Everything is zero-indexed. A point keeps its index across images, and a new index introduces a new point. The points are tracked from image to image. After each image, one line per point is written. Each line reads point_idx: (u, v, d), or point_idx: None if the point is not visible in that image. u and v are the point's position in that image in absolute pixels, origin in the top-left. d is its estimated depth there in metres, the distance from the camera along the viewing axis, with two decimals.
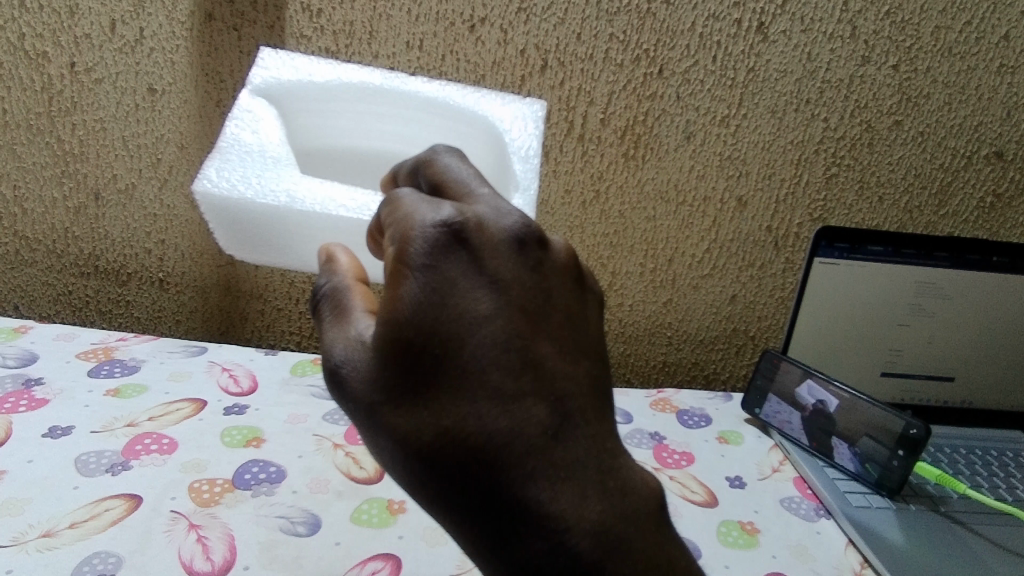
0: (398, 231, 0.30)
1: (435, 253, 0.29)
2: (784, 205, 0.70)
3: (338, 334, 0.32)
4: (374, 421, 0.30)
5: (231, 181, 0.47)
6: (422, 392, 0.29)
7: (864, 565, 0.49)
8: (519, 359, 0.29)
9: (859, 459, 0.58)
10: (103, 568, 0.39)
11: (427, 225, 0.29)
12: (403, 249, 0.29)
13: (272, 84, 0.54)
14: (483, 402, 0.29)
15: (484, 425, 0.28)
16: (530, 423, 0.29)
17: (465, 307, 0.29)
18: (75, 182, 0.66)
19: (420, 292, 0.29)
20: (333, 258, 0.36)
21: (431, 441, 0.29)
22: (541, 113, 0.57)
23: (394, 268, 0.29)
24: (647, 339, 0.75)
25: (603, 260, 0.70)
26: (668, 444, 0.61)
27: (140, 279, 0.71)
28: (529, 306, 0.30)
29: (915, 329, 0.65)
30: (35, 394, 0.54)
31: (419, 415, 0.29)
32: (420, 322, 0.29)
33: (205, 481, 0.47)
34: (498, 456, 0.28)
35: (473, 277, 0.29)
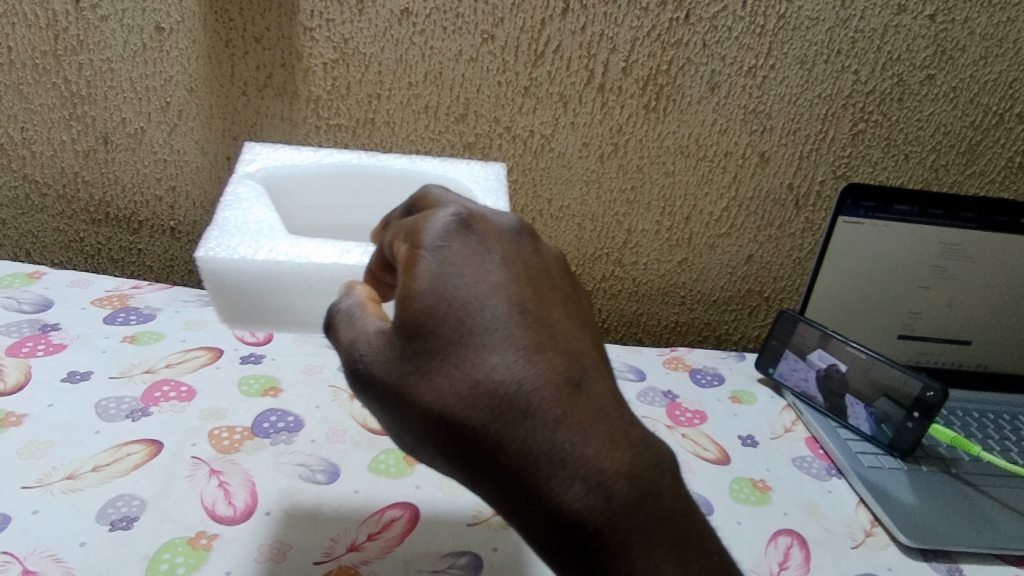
0: (409, 231, 0.32)
1: (446, 235, 0.31)
2: (807, 162, 0.67)
3: (354, 333, 0.31)
4: (402, 391, 0.29)
5: (230, 247, 0.43)
6: (448, 356, 0.29)
7: (875, 524, 0.50)
8: (536, 318, 0.30)
9: (875, 418, 0.57)
10: (127, 511, 0.40)
11: (437, 217, 0.32)
12: (417, 238, 0.31)
13: (262, 168, 0.55)
14: (506, 354, 0.29)
15: (512, 376, 0.29)
16: (553, 373, 0.29)
17: (480, 278, 0.30)
18: (83, 124, 0.66)
19: (437, 266, 0.30)
20: (349, 285, 0.34)
21: (459, 402, 0.28)
22: (502, 172, 0.60)
23: (409, 254, 0.31)
24: (659, 298, 0.74)
25: (619, 217, 0.69)
26: (681, 402, 0.61)
27: (152, 228, 0.71)
28: (535, 281, 0.32)
29: (936, 293, 0.64)
30: (52, 339, 0.55)
31: (448, 379, 0.29)
32: (439, 292, 0.29)
33: (225, 428, 0.48)
34: (530, 406, 0.28)
35: (482, 254, 0.31)
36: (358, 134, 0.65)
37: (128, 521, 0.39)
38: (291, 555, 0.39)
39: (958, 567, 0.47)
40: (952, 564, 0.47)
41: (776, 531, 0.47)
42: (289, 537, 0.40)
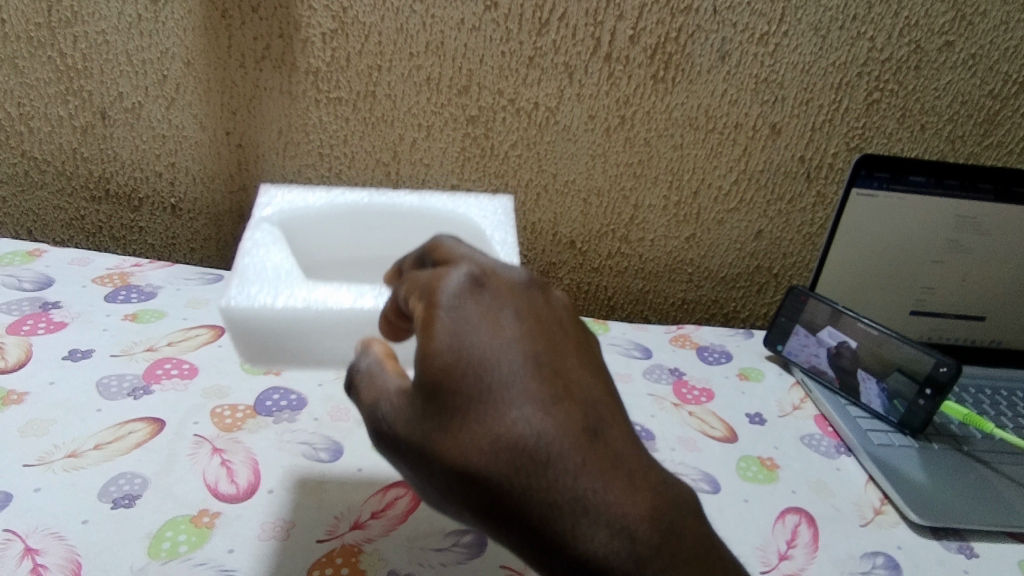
0: (422, 287, 0.31)
1: (461, 293, 0.30)
2: (819, 133, 0.66)
3: (377, 393, 0.31)
4: (424, 448, 0.28)
5: (252, 296, 0.43)
6: (469, 413, 0.28)
7: (884, 502, 0.49)
8: (551, 369, 0.29)
9: (886, 395, 0.56)
10: (129, 489, 0.39)
11: (450, 274, 0.31)
12: (432, 297, 0.30)
13: (278, 211, 0.54)
14: (525, 406, 0.28)
15: (530, 429, 0.27)
16: (567, 422, 0.28)
17: (496, 334, 0.29)
18: (80, 99, 0.65)
19: (453, 326, 0.29)
20: (366, 343, 0.34)
21: (482, 456, 0.27)
22: (511, 204, 0.58)
23: (424, 314, 0.30)
24: (666, 276, 0.73)
25: (625, 192, 0.68)
26: (688, 380, 0.60)
27: (153, 204, 0.71)
28: (551, 332, 0.31)
29: (950, 267, 0.63)
30: (53, 316, 0.55)
31: (470, 435, 0.27)
32: (456, 353, 0.28)
33: (227, 406, 0.47)
34: (550, 457, 0.27)
35: (498, 310, 0.30)
36: (358, 107, 0.64)
37: (130, 499, 0.39)
38: (294, 533, 0.38)
39: (969, 545, 0.46)
40: (962, 542, 0.47)
41: (784, 509, 0.47)
42: (292, 515, 0.40)
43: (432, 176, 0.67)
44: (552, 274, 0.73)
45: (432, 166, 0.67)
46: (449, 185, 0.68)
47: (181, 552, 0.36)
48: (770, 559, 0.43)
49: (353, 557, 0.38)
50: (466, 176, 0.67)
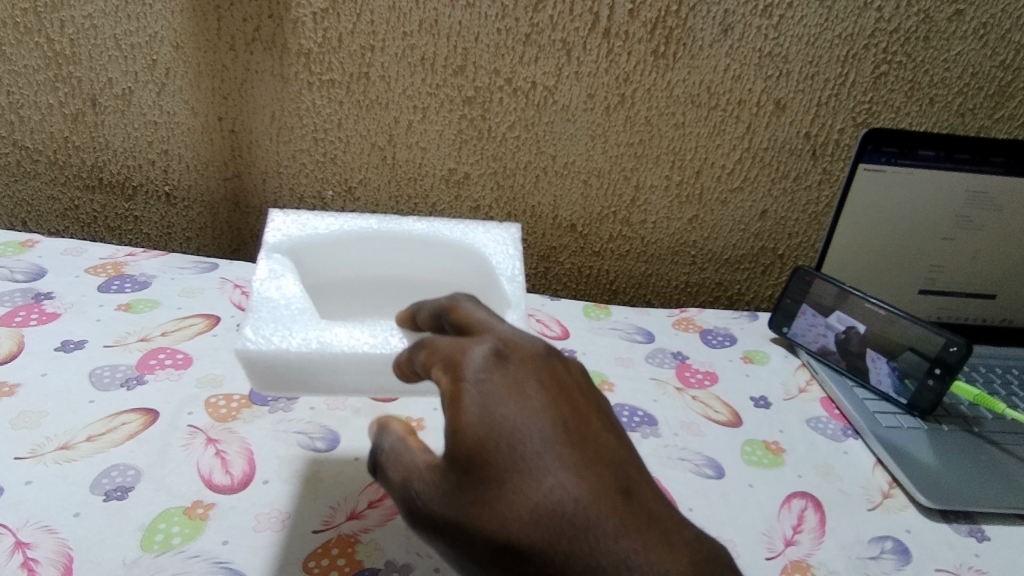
0: (444, 358, 0.30)
1: (487, 366, 0.29)
2: (825, 109, 0.64)
3: (405, 470, 0.30)
4: (462, 524, 0.27)
5: (269, 338, 0.38)
6: (505, 484, 0.26)
7: (893, 485, 0.48)
8: (580, 433, 0.28)
9: (898, 373, 0.55)
10: (122, 481, 0.39)
11: (474, 345, 0.30)
12: (458, 371, 0.29)
13: (285, 236, 0.47)
14: (561, 472, 0.27)
15: (568, 496, 0.26)
16: (604, 483, 0.27)
17: (526, 404, 0.28)
18: (70, 86, 0.64)
19: (483, 401, 0.28)
20: (385, 420, 0.32)
21: (523, 527, 0.26)
22: (518, 236, 0.50)
23: (450, 387, 0.29)
24: (669, 258, 0.72)
25: (626, 173, 0.66)
26: (691, 364, 0.59)
27: (146, 193, 0.69)
28: (575, 398, 0.30)
29: (960, 244, 0.61)
30: (45, 307, 0.54)
31: (509, 506, 0.26)
32: (487, 424, 0.27)
33: (222, 396, 0.47)
34: (591, 522, 0.26)
35: (525, 379, 0.29)
36: (352, 90, 0.62)
37: (123, 491, 0.38)
38: (290, 524, 0.38)
39: (979, 528, 0.45)
40: (973, 525, 0.46)
41: (790, 493, 0.46)
42: (288, 506, 0.39)
43: (429, 160, 0.66)
44: (552, 259, 0.72)
45: (429, 149, 0.65)
46: (446, 168, 0.66)
47: (175, 545, 0.35)
48: (776, 545, 0.42)
49: (349, 548, 0.37)
50: (463, 159, 0.66)
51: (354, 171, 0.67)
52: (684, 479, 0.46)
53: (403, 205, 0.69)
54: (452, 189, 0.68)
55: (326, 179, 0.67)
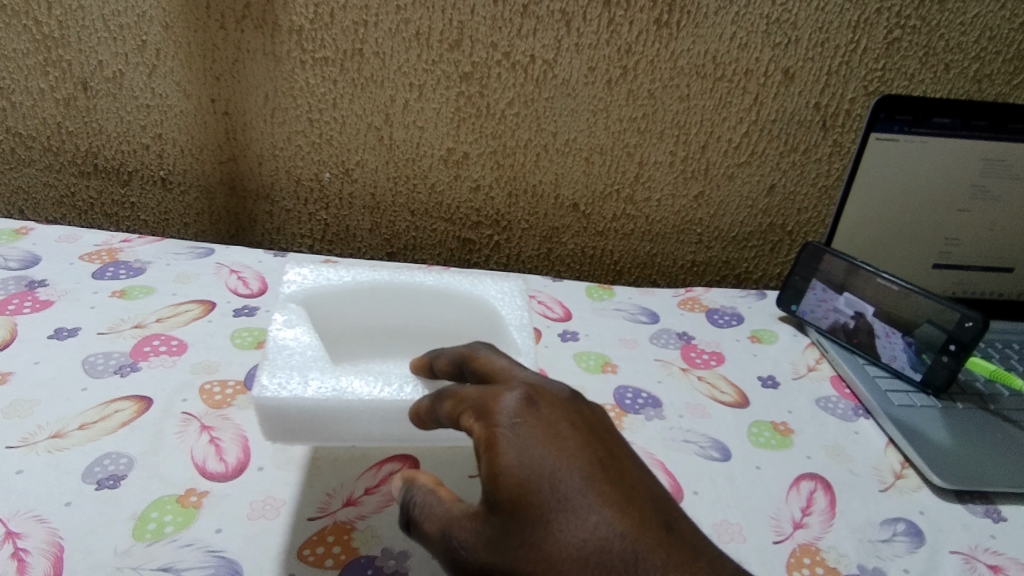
0: (475, 406, 0.31)
1: (519, 410, 0.30)
2: (836, 78, 0.62)
3: (441, 521, 0.29)
4: (509, 571, 0.26)
5: (286, 386, 0.36)
6: (551, 523, 0.27)
7: (905, 465, 0.47)
8: (615, 470, 0.29)
9: (915, 348, 0.53)
10: (114, 469, 0.38)
11: (505, 392, 0.31)
12: (490, 419, 0.30)
13: (298, 285, 0.45)
14: (602, 509, 0.27)
15: (613, 531, 0.27)
16: (643, 520, 0.28)
17: (560, 445, 0.29)
18: (60, 70, 0.62)
19: (519, 446, 0.28)
20: (411, 474, 0.32)
21: (573, 565, 0.26)
22: (525, 286, 0.49)
23: (485, 433, 0.29)
24: (675, 237, 0.70)
25: (630, 149, 0.65)
26: (696, 344, 0.58)
27: (142, 178, 0.68)
28: (603, 439, 0.31)
29: (975, 216, 0.59)
30: (39, 295, 0.53)
31: (557, 544, 0.26)
32: (528, 466, 0.28)
33: (217, 382, 0.46)
34: (638, 557, 0.27)
35: (556, 422, 0.30)
36: (346, 68, 0.61)
37: (115, 479, 0.37)
38: (285, 511, 0.37)
39: (996, 508, 0.44)
40: (989, 506, 0.44)
41: (799, 475, 0.45)
42: (284, 493, 0.38)
43: (426, 139, 0.64)
44: (555, 240, 0.70)
45: (426, 129, 0.64)
46: (445, 148, 0.65)
47: (167, 533, 0.35)
48: (784, 528, 0.41)
49: (346, 536, 0.36)
50: (462, 138, 0.64)
51: (350, 153, 0.65)
52: (689, 462, 0.45)
53: (402, 187, 0.67)
54: (451, 169, 0.66)
55: (322, 161, 0.66)
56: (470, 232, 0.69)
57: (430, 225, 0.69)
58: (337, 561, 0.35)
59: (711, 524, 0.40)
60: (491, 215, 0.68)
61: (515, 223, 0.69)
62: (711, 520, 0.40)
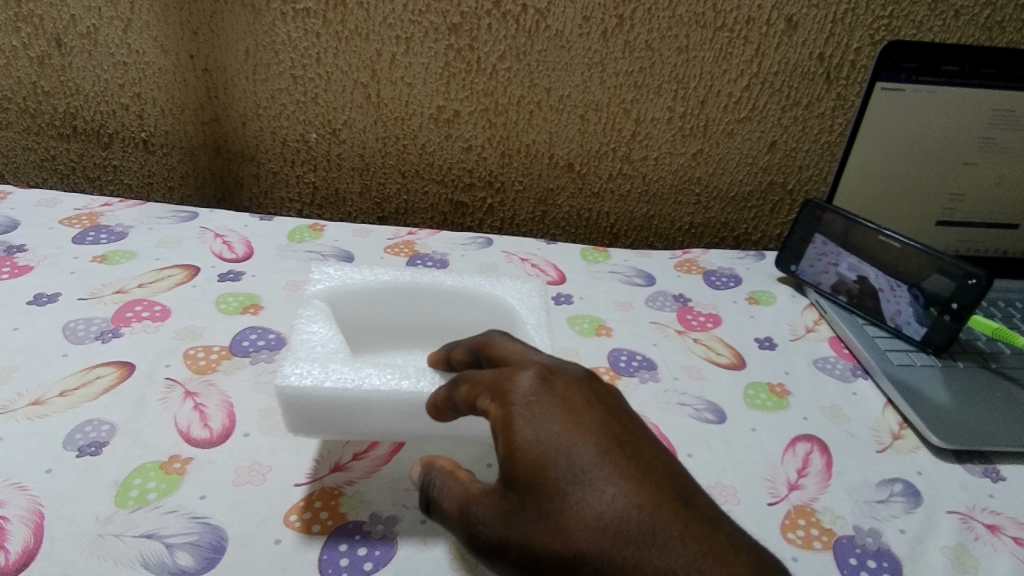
0: (491, 388, 0.30)
1: (535, 389, 0.29)
2: (841, 25, 0.59)
3: (461, 500, 0.29)
4: (527, 545, 0.26)
5: (310, 375, 0.35)
6: (565, 495, 0.26)
7: (903, 426, 0.46)
8: (631, 444, 0.28)
9: (922, 301, 0.51)
10: (96, 436, 0.37)
11: (520, 373, 0.30)
12: (506, 398, 0.29)
13: (323, 281, 0.43)
14: (619, 481, 0.26)
15: (630, 502, 0.26)
16: (659, 493, 0.26)
17: (574, 419, 0.28)
18: (32, 25, 0.60)
19: (535, 423, 0.28)
20: (430, 458, 0.32)
21: (590, 536, 0.25)
22: (547, 287, 0.46)
23: (501, 413, 0.29)
24: (672, 198, 0.68)
25: (626, 105, 0.62)
26: (693, 306, 0.57)
27: (123, 140, 0.66)
28: (620, 415, 0.29)
29: (981, 170, 0.57)
30: (18, 261, 0.51)
31: (574, 516, 0.25)
32: (542, 442, 0.27)
33: (201, 347, 0.45)
34: (656, 529, 0.25)
35: (571, 398, 0.29)
36: (329, 20, 0.58)
37: (97, 446, 0.37)
38: (271, 477, 0.36)
39: (994, 468, 0.44)
40: (987, 465, 0.44)
41: (796, 436, 0.44)
42: (271, 459, 0.37)
43: (415, 97, 0.62)
44: (549, 202, 0.68)
45: (415, 85, 0.61)
46: (435, 106, 0.62)
47: (150, 500, 0.34)
48: (780, 490, 0.40)
49: (333, 501, 0.36)
50: (452, 95, 0.62)
51: (337, 112, 0.63)
52: (684, 424, 0.44)
53: (392, 147, 0.65)
54: (442, 128, 0.64)
55: (308, 121, 0.64)
56: (463, 194, 0.68)
57: (421, 187, 0.67)
58: (324, 527, 0.34)
59: (706, 486, 0.40)
60: (484, 176, 0.66)
61: (508, 184, 0.67)
62: (705, 482, 0.40)
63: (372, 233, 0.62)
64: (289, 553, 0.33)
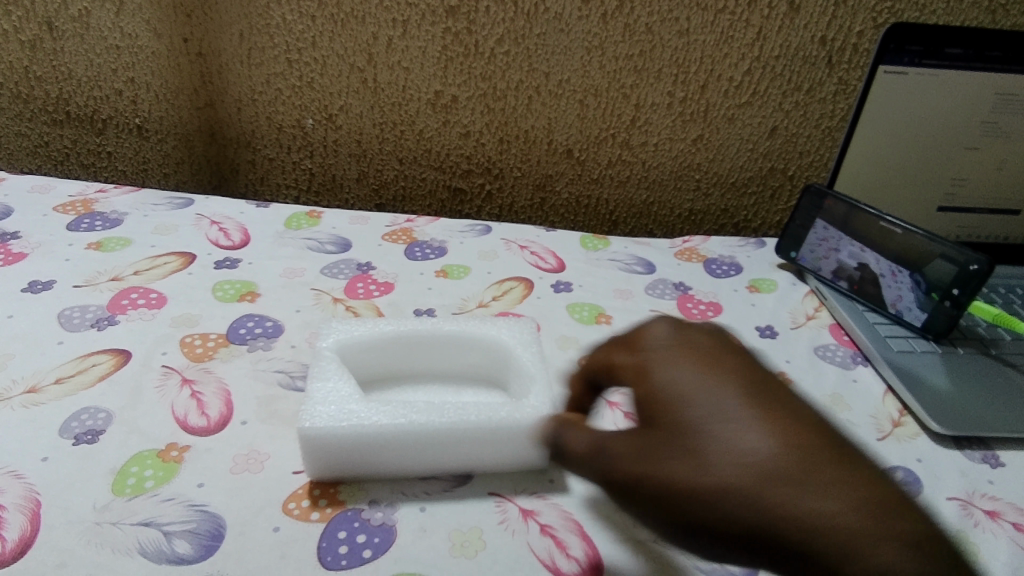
0: (621, 343, 0.31)
1: (673, 340, 0.29)
2: (844, 8, 0.58)
3: (589, 441, 0.28)
4: (664, 483, 0.24)
5: (329, 418, 0.35)
6: (708, 438, 0.24)
7: (903, 412, 0.46)
8: (775, 391, 0.27)
9: (923, 287, 0.51)
10: (93, 424, 0.37)
11: (653, 337, 0.29)
12: (641, 348, 0.29)
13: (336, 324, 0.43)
14: (768, 423, 0.24)
15: (780, 443, 0.24)
16: (811, 433, 0.24)
17: (717, 367, 0.27)
18: (23, 9, 0.59)
19: (676, 372, 0.27)
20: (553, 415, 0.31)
21: (735, 472, 0.23)
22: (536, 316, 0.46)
23: (637, 363, 0.28)
24: (672, 184, 0.67)
25: (626, 90, 0.62)
26: (693, 294, 0.56)
27: (117, 126, 0.65)
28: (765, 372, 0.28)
29: (983, 154, 0.57)
30: (12, 248, 0.51)
31: (715, 452, 0.24)
32: (685, 393, 0.26)
33: (198, 335, 0.45)
34: (809, 472, 0.23)
35: (715, 350, 0.28)
36: (324, 2, 0.57)
37: (93, 434, 0.36)
38: (270, 465, 0.36)
39: (994, 454, 0.43)
40: (987, 452, 0.44)
41: None
42: (269, 447, 0.37)
43: (413, 81, 0.61)
44: (548, 189, 0.68)
45: (412, 69, 0.60)
46: (432, 91, 0.62)
47: (147, 488, 0.34)
48: None
49: (331, 489, 0.36)
50: (450, 80, 0.61)
51: (333, 97, 0.62)
52: None
53: (389, 133, 0.64)
54: (439, 114, 0.63)
55: (304, 106, 0.63)
56: (461, 181, 0.67)
57: (419, 173, 0.67)
58: (323, 515, 0.34)
59: None
60: (482, 162, 0.66)
61: (507, 171, 0.66)
62: None
63: (370, 220, 0.61)
64: (287, 541, 0.33)
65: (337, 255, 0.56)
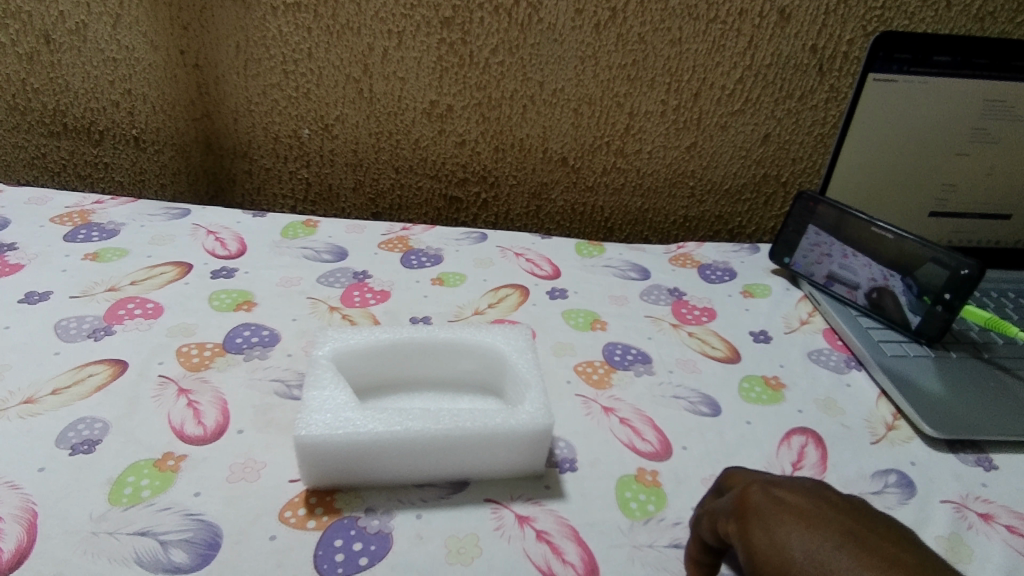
0: (722, 508, 0.32)
1: (764, 496, 0.30)
2: (834, 17, 0.59)
3: None
4: None
5: (323, 424, 0.34)
6: None
7: (897, 416, 0.46)
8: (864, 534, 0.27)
9: (915, 291, 0.51)
10: (89, 434, 0.37)
11: (753, 488, 0.31)
12: (733, 508, 0.30)
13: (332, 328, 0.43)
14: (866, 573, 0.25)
15: None
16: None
17: (802, 523, 0.27)
18: (20, 22, 0.59)
19: (769, 531, 0.28)
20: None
21: None
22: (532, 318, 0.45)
23: (737, 526, 0.30)
24: (666, 191, 0.68)
25: (619, 98, 0.62)
26: (688, 300, 0.57)
27: (114, 137, 0.65)
28: (859, 519, 0.28)
29: (971, 160, 0.57)
30: (9, 259, 0.51)
31: None
32: (789, 548, 0.27)
33: (194, 344, 0.45)
34: None
35: (802, 504, 0.29)
36: (320, 14, 0.58)
37: (89, 444, 0.36)
38: (266, 473, 0.36)
39: (988, 457, 0.44)
40: (980, 455, 0.44)
41: (789, 429, 0.44)
42: (265, 456, 0.37)
43: (408, 91, 0.62)
44: (544, 196, 0.68)
45: (407, 80, 0.61)
46: (427, 100, 0.62)
47: (143, 498, 0.34)
48: None
49: (328, 497, 0.36)
50: (445, 90, 0.61)
51: (329, 107, 0.63)
52: (679, 417, 0.44)
53: (385, 142, 0.65)
54: (434, 123, 0.63)
55: (300, 116, 0.63)
56: (457, 189, 0.67)
57: (415, 182, 0.67)
58: (319, 523, 0.34)
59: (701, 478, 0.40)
60: (477, 170, 0.66)
61: (502, 179, 0.67)
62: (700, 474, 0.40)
63: (366, 229, 0.62)
64: (284, 550, 0.33)
65: (333, 264, 0.56)
